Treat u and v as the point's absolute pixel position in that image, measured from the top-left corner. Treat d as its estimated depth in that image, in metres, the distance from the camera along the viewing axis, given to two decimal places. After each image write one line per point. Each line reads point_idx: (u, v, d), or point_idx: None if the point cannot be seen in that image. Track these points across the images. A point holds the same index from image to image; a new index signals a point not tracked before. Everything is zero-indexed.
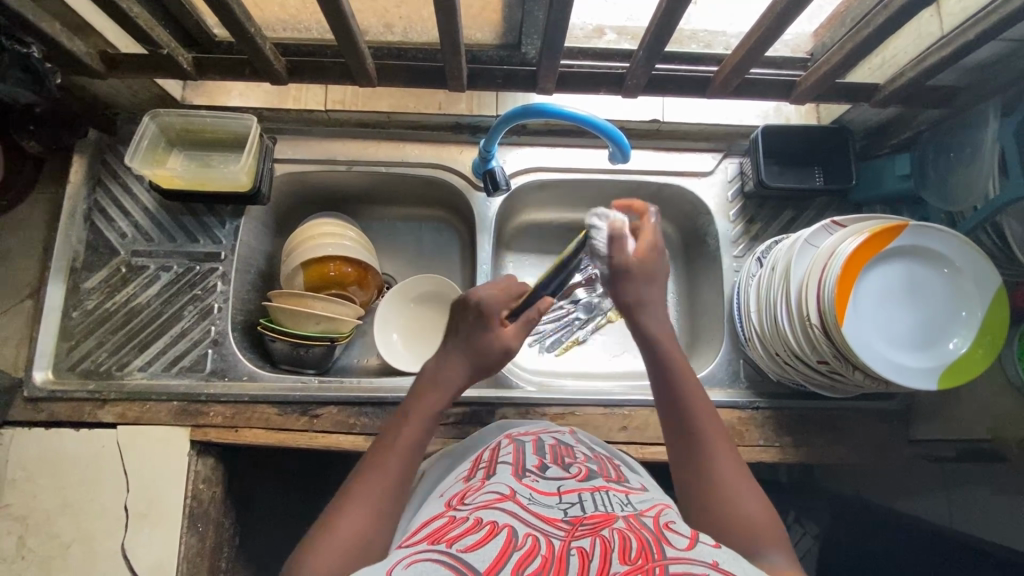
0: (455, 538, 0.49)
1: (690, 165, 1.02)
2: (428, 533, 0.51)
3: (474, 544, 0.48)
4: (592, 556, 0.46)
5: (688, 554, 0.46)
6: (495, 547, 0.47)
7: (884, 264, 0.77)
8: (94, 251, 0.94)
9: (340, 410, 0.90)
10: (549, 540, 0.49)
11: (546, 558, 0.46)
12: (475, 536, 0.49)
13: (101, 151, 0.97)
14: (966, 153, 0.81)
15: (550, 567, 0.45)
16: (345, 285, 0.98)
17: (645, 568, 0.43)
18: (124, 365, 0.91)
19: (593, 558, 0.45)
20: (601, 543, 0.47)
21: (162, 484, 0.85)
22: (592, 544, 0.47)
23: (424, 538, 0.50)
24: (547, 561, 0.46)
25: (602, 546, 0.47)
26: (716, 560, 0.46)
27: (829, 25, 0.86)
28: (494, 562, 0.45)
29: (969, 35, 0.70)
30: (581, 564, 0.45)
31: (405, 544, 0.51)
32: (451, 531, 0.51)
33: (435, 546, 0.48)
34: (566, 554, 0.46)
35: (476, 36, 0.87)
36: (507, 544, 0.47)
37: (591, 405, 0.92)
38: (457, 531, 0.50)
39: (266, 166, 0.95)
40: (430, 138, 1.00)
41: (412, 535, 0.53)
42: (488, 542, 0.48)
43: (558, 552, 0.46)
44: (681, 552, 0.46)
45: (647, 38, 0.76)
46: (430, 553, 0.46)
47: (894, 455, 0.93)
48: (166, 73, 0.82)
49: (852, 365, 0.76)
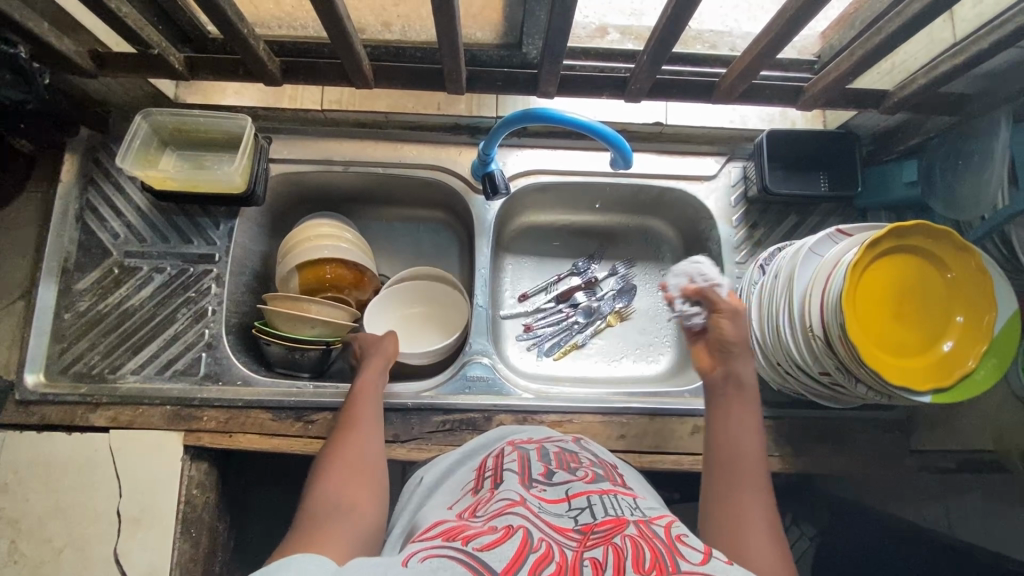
0: (472, 537, 0.49)
1: (693, 168, 1.00)
2: (442, 530, 0.51)
3: (491, 543, 0.48)
4: (606, 567, 0.45)
5: (703, 568, 0.46)
6: (511, 547, 0.47)
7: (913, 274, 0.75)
8: (86, 251, 0.93)
9: (335, 416, 0.89)
10: (562, 549, 0.48)
11: (561, 566, 0.45)
12: (491, 536, 0.49)
13: (93, 149, 0.95)
14: (974, 160, 0.79)
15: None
16: (341, 287, 0.97)
17: None
18: (117, 368, 0.90)
19: (608, 567, 0.45)
20: (614, 553, 0.47)
21: (155, 489, 0.84)
22: (605, 553, 0.47)
23: (439, 534, 0.50)
24: (562, 568, 0.45)
25: (615, 555, 0.47)
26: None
27: (836, 27, 0.84)
28: (511, 563, 0.45)
29: (983, 43, 0.68)
30: (596, 575, 0.44)
31: (420, 538, 0.51)
32: (468, 530, 0.51)
33: (451, 543, 0.48)
34: (580, 564, 0.46)
35: (475, 36, 0.84)
36: (523, 544, 0.48)
37: (589, 413, 0.91)
38: (472, 532, 0.50)
39: (261, 167, 0.93)
40: (429, 139, 0.99)
41: (426, 530, 0.53)
42: (506, 541, 0.48)
43: (572, 560, 0.46)
44: (696, 567, 0.46)
45: (652, 42, 0.75)
46: (447, 549, 0.47)
47: (895, 465, 0.93)
48: (158, 73, 0.79)
49: (856, 379, 0.75)
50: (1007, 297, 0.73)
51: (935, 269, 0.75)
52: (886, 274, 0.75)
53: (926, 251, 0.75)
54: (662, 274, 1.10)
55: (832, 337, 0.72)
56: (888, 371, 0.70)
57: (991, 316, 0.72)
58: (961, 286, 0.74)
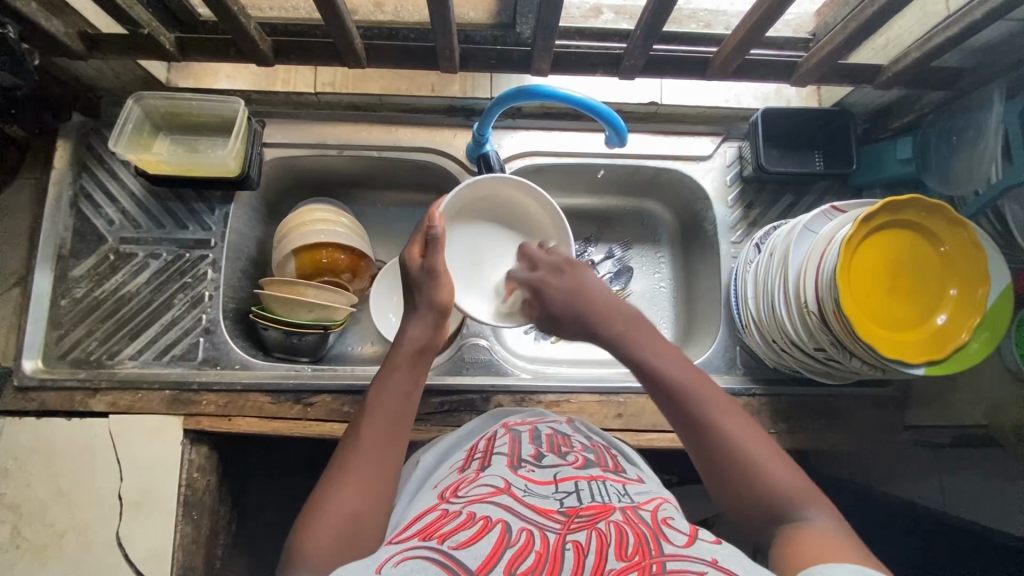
0: (448, 534, 0.48)
1: (689, 149, 1.00)
2: (420, 528, 0.51)
3: (467, 540, 0.47)
4: (588, 552, 0.46)
5: (687, 551, 0.46)
6: (488, 543, 0.47)
7: (904, 247, 0.76)
8: (81, 237, 0.93)
9: (334, 398, 0.89)
10: (544, 535, 0.48)
11: (540, 555, 0.46)
12: (468, 532, 0.48)
13: (86, 135, 0.94)
14: (969, 137, 0.80)
15: (544, 565, 0.45)
16: (337, 272, 0.97)
17: (641, 565, 0.44)
18: (115, 354, 0.90)
19: (589, 553, 0.46)
20: (596, 538, 0.47)
21: (155, 472, 0.84)
22: (587, 537, 0.47)
23: (415, 534, 0.50)
24: (541, 557, 0.45)
25: (598, 541, 0.47)
26: (714, 558, 0.46)
27: (832, 4, 0.84)
28: (486, 559, 0.45)
29: (977, 14, 0.68)
30: (578, 560, 0.45)
31: (396, 539, 0.50)
32: (444, 525, 0.50)
33: (427, 543, 0.47)
34: (560, 549, 0.46)
35: (468, 16, 0.86)
36: (500, 540, 0.47)
37: (587, 393, 0.92)
38: (450, 528, 0.49)
39: (255, 151, 0.93)
40: (424, 121, 0.98)
41: (403, 530, 0.52)
42: (483, 538, 0.47)
43: (552, 547, 0.46)
44: (679, 550, 0.46)
45: (645, 17, 0.74)
46: (421, 550, 0.46)
47: (890, 440, 0.93)
48: (145, 54, 0.78)
49: (849, 352, 0.75)
50: (1000, 269, 0.73)
51: (927, 242, 0.75)
52: (879, 248, 0.75)
53: (919, 225, 0.75)
54: (657, 257, 1.11)
55: (826, 312, 0.72)
56: (880, 344, 0.70)
57: (985, 288, 0.73)
58: (955, 259, 0.74)
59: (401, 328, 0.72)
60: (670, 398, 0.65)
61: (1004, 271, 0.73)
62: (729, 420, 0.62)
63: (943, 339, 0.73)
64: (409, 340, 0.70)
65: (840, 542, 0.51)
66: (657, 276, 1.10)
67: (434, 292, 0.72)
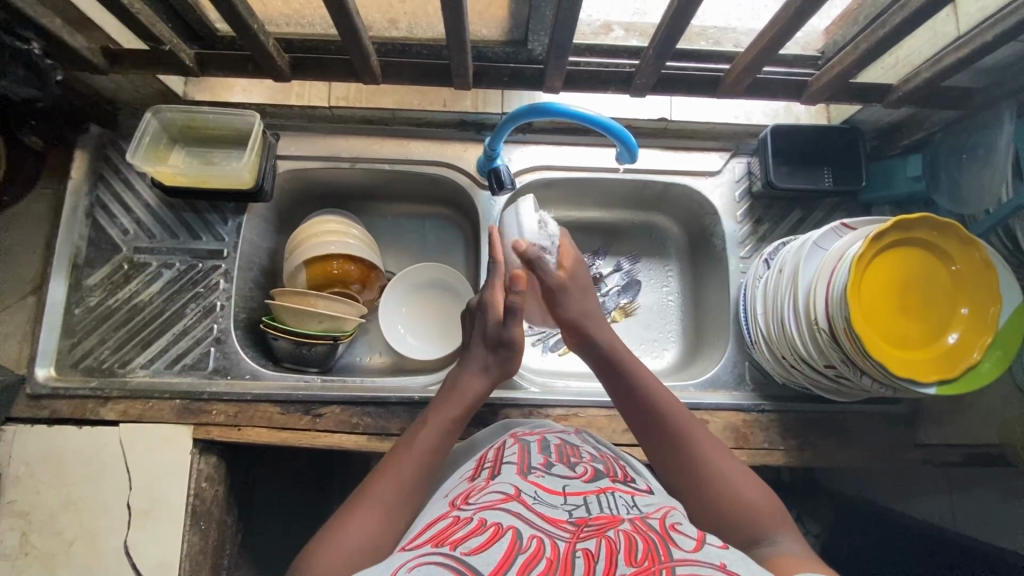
0: (460, 540, 0.48)
1: (699, 165, 1.01)
2: (432, 535, 0.51)
3: (478, 546, 0.47)
4: (597, 559, 0.46)
5: (696, 555, 0.46)
6: (499, 550, 0.47)
7: (915, 271, 0.76)
8: (96, 247, 0.94)
9: (343, 409, 0.90)
10: (554, 543, 0.48)
11: (552, 561, 0.46)
12: (480, 538, 0.48)
13: (103, 146, 0.96)
14: (979, 155, 0.80)
15: (556, 570, 0.45)
16: (348, 284, 0.98)
17: (651, 569, 0.44)
18: (127, 363, 0.91)
19: (599, 561, 0.45)
20: (606, 545, 0.47)
21: (165, 481, 0.85)
22: (597, 545, 0.47)
23: (429, 541, 0.50)
24: (552, 564, 0.45)
25: (607, 548, 0.47)
26: (724, 562, 0.46)
27: (841, 23, 0.85)
28: (499, 565, 0.45)
29: (987, 36, 0.69)
30: (588, 568, 0.45)
31: (408, 546, 0.50)
32: (456, 532, 0.50)
33: (439, 549, 0.47)
34: (571, 557, 0.46)
35: (480, 33, 0.85)
36: (512, 546, 0.47)
37: (594, 407, 0.92)
38: (461, 535, 0.49)
39: (269, 164, 0.94)
40: (435, 135, 0.99)
41: (416, 537, 0.52)
42: (494, 544, 0.47)
43: (563, 555, 0.46)
44: (688, 554, 0.46)
45: (657, 37, 0.75)
46: (434, 556, 0.46)
47: (900, 459, 0.93)
48: (168, 69, 0.80)
49: (861, 371, 0.75)
50: (1012, 288, 0.73)
51: (939, 262, 0.76)
52: (891, 266, 0.75)
53: (929, 244, 0.75)
54: (666, 270, 1.11)
55: (838, 330, 0.72)
56: (892, 362, 0.70)
57: (996, 307, 0.72)
58: (967, 279, 0.75)
59: (459, 376, 0.73)
60: (643, 410, 0.69)
61: (1015, 291, 0.74)
62: (701, 439, 0.66)
63: (960, 359, 0.73)
64: (467, 393, 0.71)
65: (811, 562, 0.53)
66: (666, 290, 1.10)
67: (507, 363, 0.74)
